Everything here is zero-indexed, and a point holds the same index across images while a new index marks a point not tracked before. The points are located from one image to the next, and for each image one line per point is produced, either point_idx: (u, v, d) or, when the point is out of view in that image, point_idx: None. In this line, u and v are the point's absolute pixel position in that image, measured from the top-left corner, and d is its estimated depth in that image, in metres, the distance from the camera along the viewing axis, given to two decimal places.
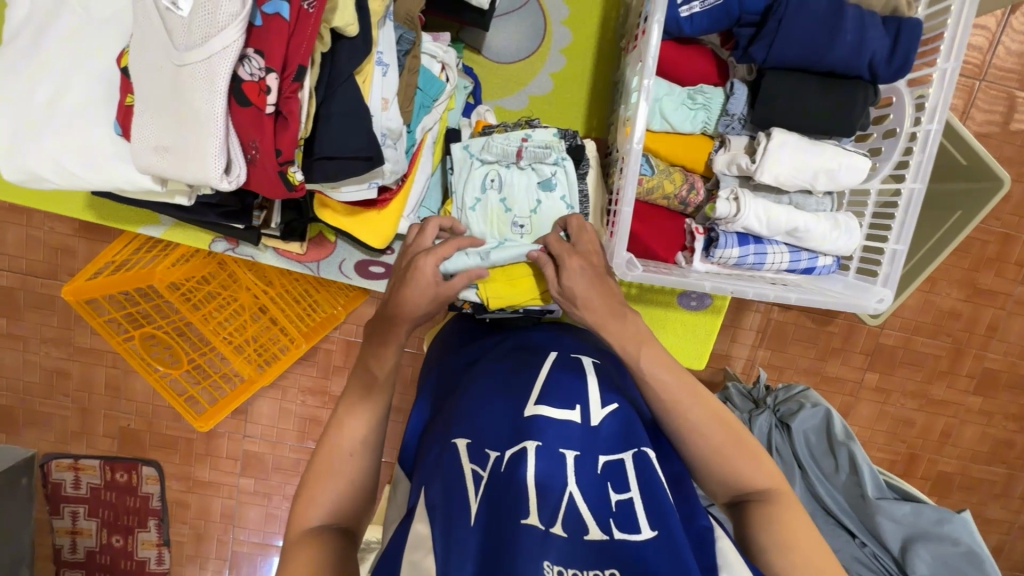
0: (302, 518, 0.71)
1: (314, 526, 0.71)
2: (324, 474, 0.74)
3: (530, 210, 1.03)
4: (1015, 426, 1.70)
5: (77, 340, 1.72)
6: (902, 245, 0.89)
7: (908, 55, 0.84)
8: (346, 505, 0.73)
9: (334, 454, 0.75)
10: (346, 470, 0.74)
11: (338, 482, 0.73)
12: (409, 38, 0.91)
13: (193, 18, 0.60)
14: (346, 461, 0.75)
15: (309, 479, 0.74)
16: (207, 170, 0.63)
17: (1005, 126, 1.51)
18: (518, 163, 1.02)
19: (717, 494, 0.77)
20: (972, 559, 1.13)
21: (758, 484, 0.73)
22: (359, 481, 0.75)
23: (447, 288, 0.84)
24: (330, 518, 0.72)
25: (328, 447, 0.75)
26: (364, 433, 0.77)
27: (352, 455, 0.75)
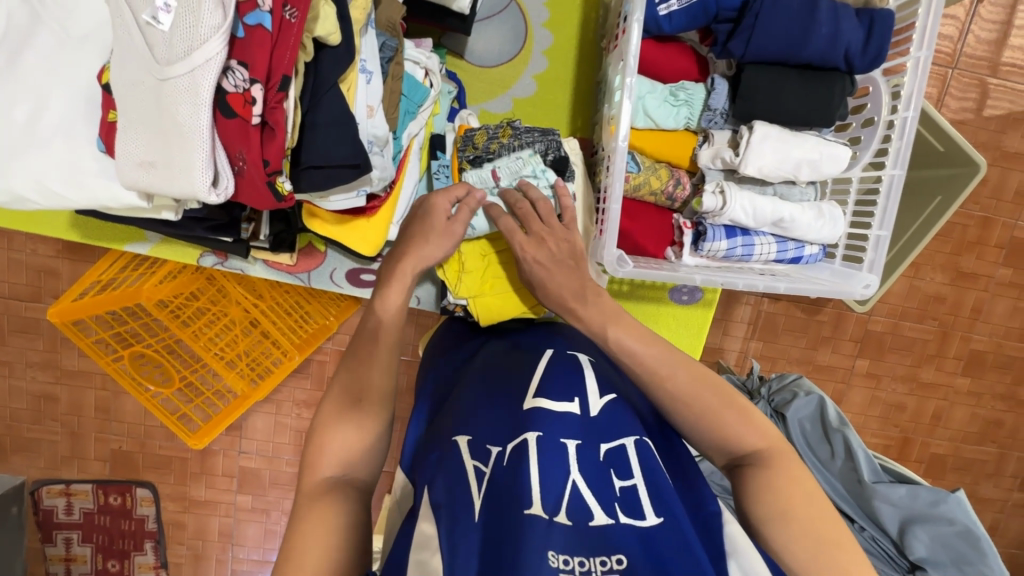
0: (314, 469, 0.72)
1: (326, 476, 0.72)
2: (335, 422, 0.75)
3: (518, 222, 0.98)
4: (1004, 405, 1.73)
5: (65, 363, 1.69)
6: (885, 231, 0.91)
7: (882, 45, 0.87)
8: (358, 455, 0.74)
9: (346, 402, 0.76)
10: (358, 420, 0.75)
11: (350, 432, 0.74)
12: (392, 45, 0.91)
13: (174, 32, 0.61)
14: (358, 410, 0.76)
15: (321, 430, 0.75)
16: (194, 182, 0.63)
17: (979, 112, 1.54)
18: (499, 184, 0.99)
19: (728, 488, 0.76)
20: (968, 537, 1.15)
21: (762, 462, 0.72)
22: (372, 431, 0.76)
23: (456, 221, 0.90)
24: (342, 468, 0.73)
25: (340, 397, 0.77)
26: (376, 382, 0.78)
27: (363, 404, 0.77)
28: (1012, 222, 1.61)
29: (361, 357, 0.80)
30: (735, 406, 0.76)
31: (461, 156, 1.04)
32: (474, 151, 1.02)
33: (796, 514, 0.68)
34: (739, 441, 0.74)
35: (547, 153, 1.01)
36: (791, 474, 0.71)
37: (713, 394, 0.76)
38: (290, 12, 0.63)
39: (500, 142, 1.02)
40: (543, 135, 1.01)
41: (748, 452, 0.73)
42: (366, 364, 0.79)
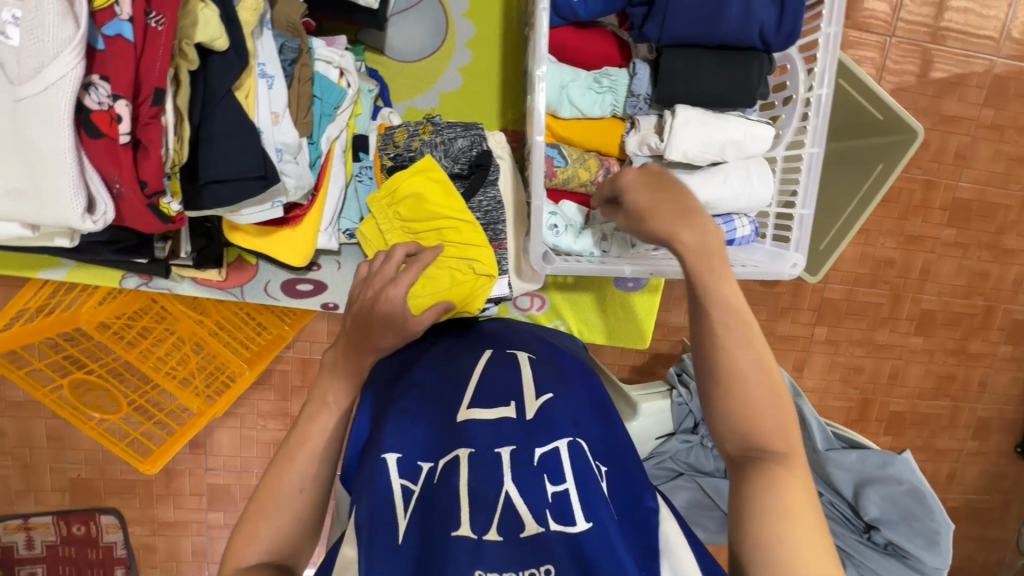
0: (237, 555, 0.68)
1: (251, 563, 0.68)
2: (266, 508, 0.71)
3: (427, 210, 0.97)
4: (956, 360, 1.79)
5: (9, 394, 1.61)
6: (808, 209, 0.91)
7: (796, 22, 0.86)
8: (287, 540, 0.71)
9: (278, 489, 0.72)
10: (293, 506, 0.72)
11: (281, 519, 0.71)
12: (292, 45, 0.86)
13: (23, 46, 0.55)
14: (294, 497, 0.72)
15: (252, 512, 0.71)
16: (67, 211, 0.59)
17: (919, 78, 1.57)
18: None
19: None
20: (916, 495, 1.18)
21: None
22: (306, 515, 0.73)
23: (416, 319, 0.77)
24: (268, 555, 0.70)
25: (272, 483, 0.72)
26: (314, 466, 0.74)
27: (301, 490, 0.72)
28: (954, 183, 1.65)
29: (297, 440, 0.74)
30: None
31: (382, 154, 1.01)
32: (395, 149, 1.00)
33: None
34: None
35: (470, 148, 1.01)
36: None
37: None
38: (154, 20, 0.59)
39: (421, 139, 1.00)
40: (466, 129, 1.01)
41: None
42: (304, 450, 0.74)
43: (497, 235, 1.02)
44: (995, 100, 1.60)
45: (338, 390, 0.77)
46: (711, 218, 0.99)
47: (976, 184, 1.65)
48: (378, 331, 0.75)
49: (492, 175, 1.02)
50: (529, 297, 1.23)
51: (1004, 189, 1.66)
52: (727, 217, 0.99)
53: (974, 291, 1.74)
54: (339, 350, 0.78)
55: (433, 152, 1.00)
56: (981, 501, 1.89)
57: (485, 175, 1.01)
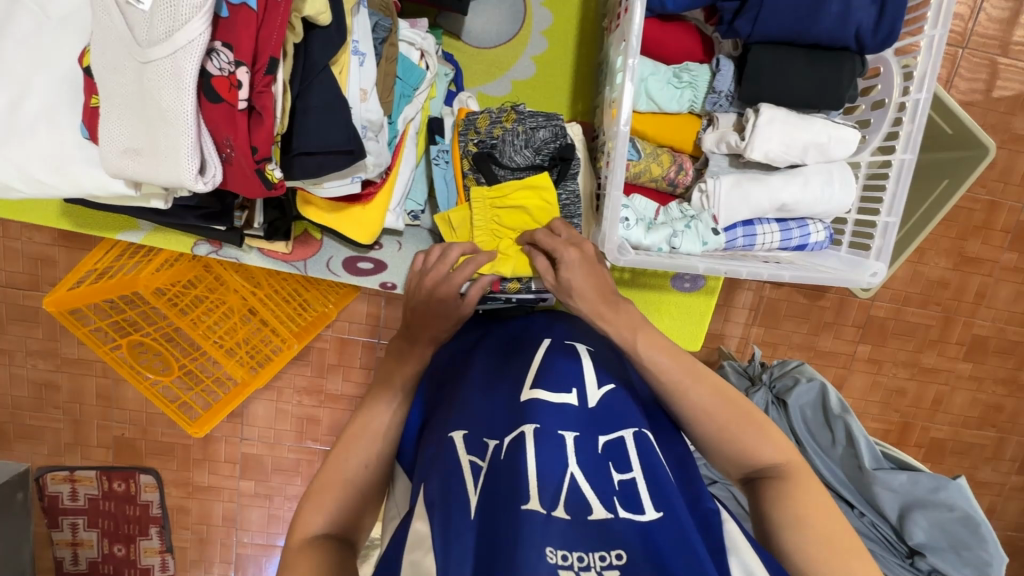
0: (303, 524, 0.70)
1: (313, 531, 0.70)
2: (331, 481, 0.74)
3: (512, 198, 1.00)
4: (1005, 390, 1.72)
5: (64, 351, 1.69)
6: (894, 218, 0.88)
7: (894, 24, 0.83)
8: (349, 512, 0.73)
9: (343, 464, 0.75)
10: (355, 480, 0.74)
11: (344, 490, 0.73)
12: (385, 25, 0.89)
13: (154, 11, 0.58)
14: (357, 470, 0.75)
15: (317, 484, 0.74)
16: (181, 171, 0.61)
17: (988, 93, 1.50)
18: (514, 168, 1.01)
19: (730, 471, 0.77)
20: (969, 524, 1.14)
21: (771, 465, 0.73)
22: (366, 492, 0.75)
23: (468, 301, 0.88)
24: (330, 526, 0.71)
25: (338, 458, 0.76)
26: (379, 442, 0.78)
27: (364, 465, 0.76)
28: (1019, 205, 1.58)
29: (361, 423, 0.79)
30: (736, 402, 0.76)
31: (462, 140, 1.01)
32: (479, 135, 1.00)
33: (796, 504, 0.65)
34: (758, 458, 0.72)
35: (552, 139, 1.01)
36: (800, 480, 0.71)
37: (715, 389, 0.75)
38: None
39: (503, 126, 1.00)
40: (548, 119, 1.01)
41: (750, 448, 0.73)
42: (365, 432, 0.78)
43: (573, 229, 1.02)
44: None
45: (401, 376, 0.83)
46: (785, 220, 0.98)
47: None
48: (432, 320, 0.86)
49: (573, 169, 1.03)
50: None
51: None
52: (801, 220, 0.98)
53: None
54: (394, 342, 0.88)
55: (514, 141, 1.00)
56: (1020, 539, 1.81)
57: (567, 168, 1.01)
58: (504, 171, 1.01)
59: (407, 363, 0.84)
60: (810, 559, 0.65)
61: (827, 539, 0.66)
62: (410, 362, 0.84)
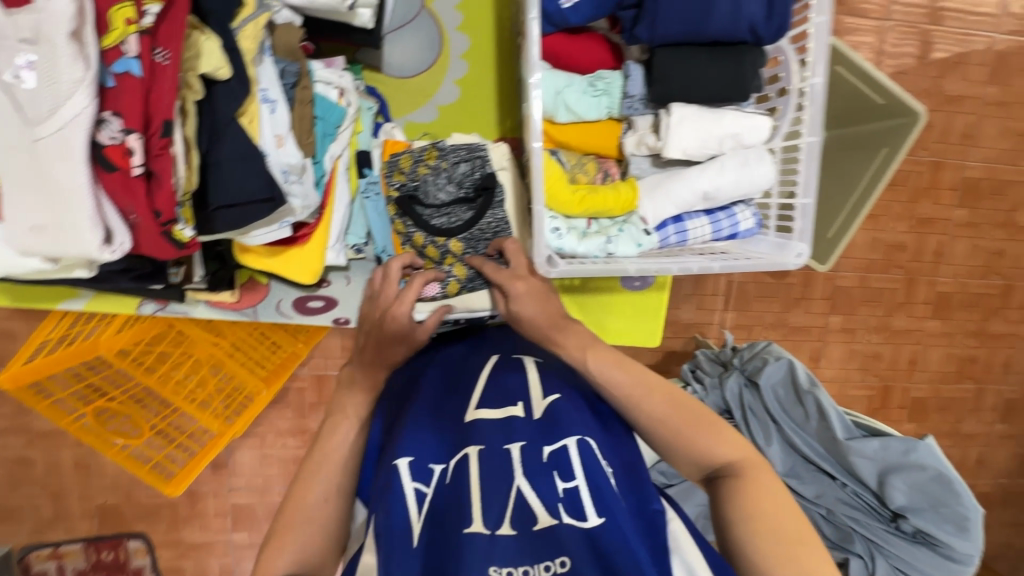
0: (269, 564, 0.68)
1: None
2: (295, 519, 0.70)
3: (443, 235, 1.00)
4: (976, 342, 1.76)
5: (36, 425, 1.65)
6: (810, 199, 0.91)
7: (785, 14, 0.86)
8: (317, 551, 0.70)
9: (306, 499, 0.71)
10: (319, 516, 0.71)
11: (310, 529, 0.70)
12: (293, 70, 0.91)
13: (38, 91, 0.62)
14: (321, 506, 0.72)
15: (282, 523, 0.71)
16: (86, 244, 0.66)
17: (921, 60, 1.55)
18: (440, 204, 1.01)
19: (691, 471, 0.73)
20: (942, 482, 1.09)
21: (732, 465, 0.69)
22: (333, 526, 0.72)
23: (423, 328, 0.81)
24: (297, 567, 0.68)
25: (301, 491, 0.72)
26: (339, 476, 0.74)
27: (326, 500, 0.72)
28: (961, 162, 1.63)
29: (323, 449, 0.75)
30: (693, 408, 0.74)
31: (388, 183, 1.02)
32: (402, 177, 1.01)
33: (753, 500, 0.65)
34: (722, 460, 0.69)
35: (472, 172, 1.02)
36: (763, 475, 0.68)
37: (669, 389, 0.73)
38: (161, 55, 0.66)
39: (427, 165, 1.02)
40: (469, 153, 1.02)
41: (715, 452, 0.71)
42: (328, 461, 0.74)
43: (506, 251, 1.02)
44: (998, 76, 1.58)
45: (358, 402, 0.78)
46: (713, 210, 1.01)
47: (986, 162, 1.63)
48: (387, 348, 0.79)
49: (499, 196, 1.02)
50: None
51: (1014, 165, 1.64)
52: (727, 210, 1.01)
53: (991, 271, 1.71)
54: (349, 368, 0.82)
55: (437, 179, 1.02)
56: (1011, 484, 1.85)
57: (492, 196, 1.01)
58: (428, 210, 1.01)
59: (362, 392, 0.80)
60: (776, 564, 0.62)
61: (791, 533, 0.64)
62: (364, 388, 0.80)
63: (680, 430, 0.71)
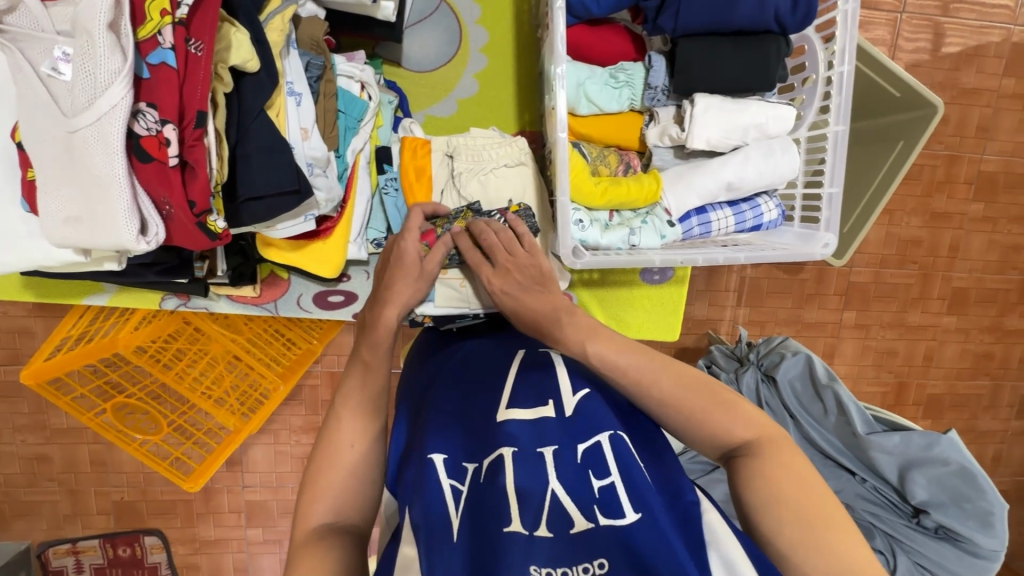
0: (306, 516, 0.70)
1: (317, 517, 0.70)
2: (325, 466, 0.72)
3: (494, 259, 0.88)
4: (993, 337, 1.74)
5: (53, 422, 1.66)
6: (836, 188, 0.91)
7: (811, 4, 0.86)
8: (351, 500, 0.72)
9: (334, 449, 0.73)
10: (351, 463, 0.73)
11: (341, 476, 0.72)
12: (318, 63, 0.90)
13: (76, 83, 0.63)
14: (348, 452, 0.73)
15: (315, 469, 0.73)
16: (121, 233, 0.67)
17: (936, 52, 1.54)
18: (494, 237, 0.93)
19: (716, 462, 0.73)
20: (964, 476, 1.07)
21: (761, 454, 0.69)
22: (365, 470, 0.74)
23: (430, 261, 0.83)
24: (333, 510, 0.71)
25: (328, 442, 0.74)
26: (366, 422, 0.75)
27: (352, 446, 0.74)
28: (978, 156, 1.61)
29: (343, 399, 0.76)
30: (720, 397, 0.72)
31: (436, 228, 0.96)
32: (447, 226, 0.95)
33: (787, 491, 0.65)
34: (749, 450, 0.69)
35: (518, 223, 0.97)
36: (791, 466, 0.68)
37: (698, 381, 0.72)
38: (194, 46, 0.66)
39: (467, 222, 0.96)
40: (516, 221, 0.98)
41: (743, 444, 0.70)
42: (349, 408, 0.75)
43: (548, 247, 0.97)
44: (1015, 68, 1.57)
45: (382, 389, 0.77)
46: (737, 202, 1.00)
47: (1002, 156, 1.61)
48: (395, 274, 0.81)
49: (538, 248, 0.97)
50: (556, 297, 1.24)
51: None
52: (751, 201, 1.00)
53: (1008, 265, 1.69)
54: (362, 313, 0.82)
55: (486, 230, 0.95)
56: None
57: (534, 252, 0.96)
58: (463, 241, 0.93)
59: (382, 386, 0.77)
60: (806, 555, 0.62)
61: (823, 525, 0.63)
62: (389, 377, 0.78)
63: (706, 422, 0.70)
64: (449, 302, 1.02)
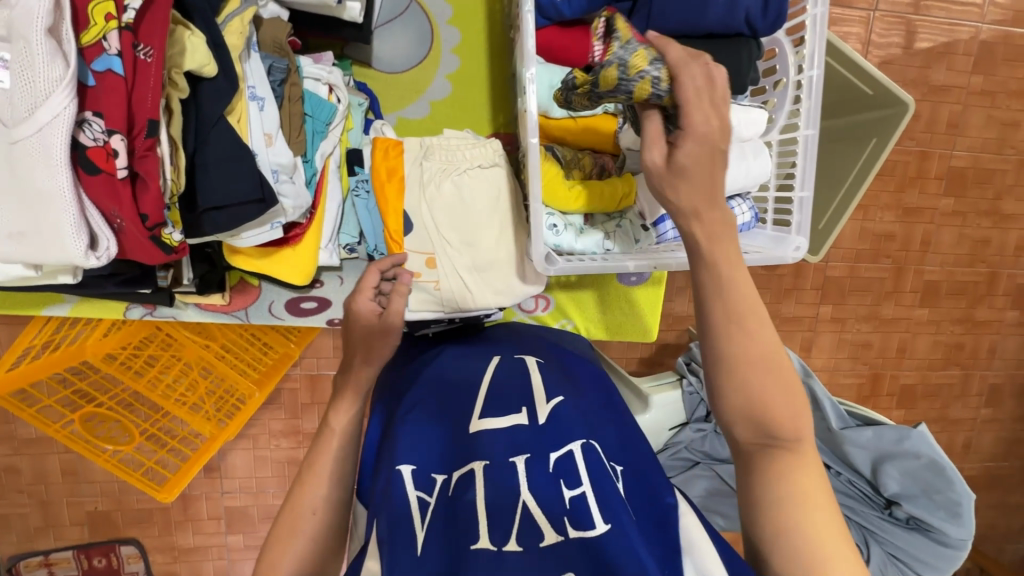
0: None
1: (285, 573, 0.66)
2: (285, 530, 0.67)
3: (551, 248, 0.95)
4: (964, 328, 1.78)
5: (20, 432, 1.60)
6: (807, 192, 0.91)
7: (780, 9, 0.86)
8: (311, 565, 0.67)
9: (296, 511, 0.68)
10: (320, 513, 0.68)
11: (303, 541, 0.67)
12: (280, 66, 0.87)
13: (14, 90, 0.60)
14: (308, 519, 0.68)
15: (284, 518, 0.69)
16: (70, 249, 0.65)
17: (907, 49, 1.56)
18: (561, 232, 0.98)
19: None
20: (935, 469, 1.09)
21: None
22: (335, 518, 0.70)
23: (391, 314, 0.77)
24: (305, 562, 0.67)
25: (290, 505, 0.69)
26: (337, 469, 0.71)
27: (313, 513, 0.68)
28: (948, 152, 1.64)
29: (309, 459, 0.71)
30: None
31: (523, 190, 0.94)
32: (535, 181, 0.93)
33: None
34: None
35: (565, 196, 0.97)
36: None
37: None
38: (142, 52, 0.64)
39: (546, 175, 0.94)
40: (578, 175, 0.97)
41: None
42: (317, 468, 0.70)
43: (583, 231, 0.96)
44: (983, 66, 1.60)
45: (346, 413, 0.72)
46: None
47: (971, 151, 1.65)
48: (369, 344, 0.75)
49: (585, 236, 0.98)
50: (533, 297, 1.23)
51: (998, 154, 1.66)
52: (724, 204, 1.00)
53: (977, 258, 1.73)
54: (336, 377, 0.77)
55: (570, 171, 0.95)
56: (997, 468, 1.88)
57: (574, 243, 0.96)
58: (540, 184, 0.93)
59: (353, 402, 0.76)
60: None
61: None
62: (356, 391, 0.74)
63: None
64: (424, 306, 1.00)
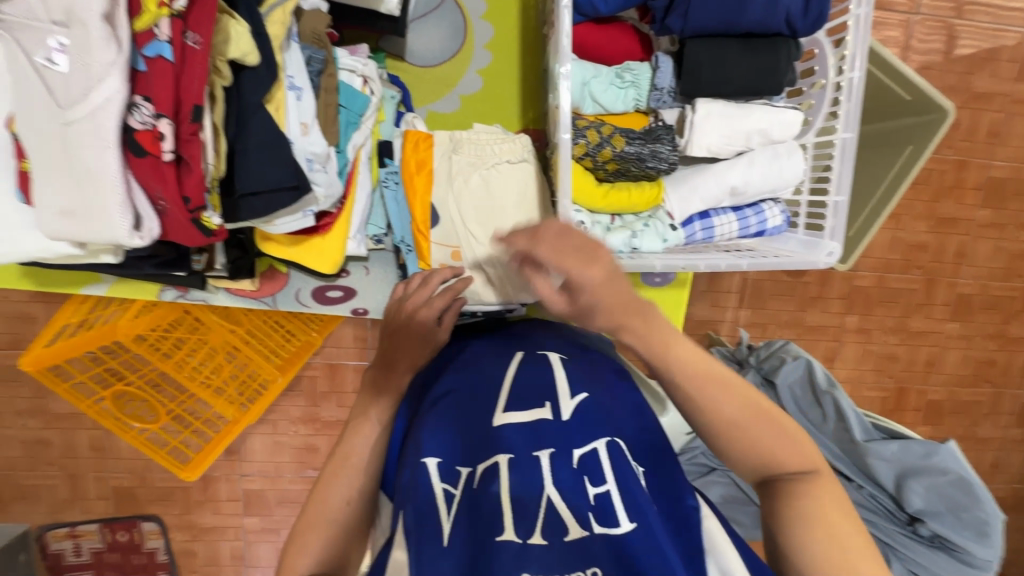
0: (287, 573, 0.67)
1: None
2: (313, 521, 0.70)
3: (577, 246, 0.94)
4: (997, 345, 1.72)
5: (52, 407, 1.66)
6: (843, 196, 0.90)
7: (823, 8, 0.84)
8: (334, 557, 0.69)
9: (324, 504, 0.71)
10: (337, 522, 0.71)
11: (329, 531, 0.70)
12: (319, 57, 0.90)
13: (71, 75, 0.63)
14: (340, 510, 0.72)
15: (301, 526, 0.70)
16: (117, 228, 0.67)
17: (948, 55, 1.51)
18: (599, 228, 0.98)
19: None
20: (962, 486, 1.06)
21: None
22: (351, 529, 0.72)
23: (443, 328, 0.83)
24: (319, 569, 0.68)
25: (322, 495, 0.72)
26: (360, 479, 0.73)
27: (346, 504, 0.72)
28: (987, 161, 1.59)
29: (342, 454, 0.75)
30: None
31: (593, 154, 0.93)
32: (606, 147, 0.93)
33: None
34: None
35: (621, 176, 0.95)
36: None
37: None
38: (191, 39, 0.66)
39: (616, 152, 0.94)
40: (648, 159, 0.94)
41: None
42: (348, 465, 0.74)
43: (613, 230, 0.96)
44: None
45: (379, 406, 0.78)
46: (741, 208, 1.00)
47: (1012, 162, 1.59)
48: (410, 347, 0.80)
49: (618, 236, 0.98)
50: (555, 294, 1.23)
51: None
52: (756, 206, 0.99)
53: (1014, 273, 1.67)
54: (368, 374, 0.81)
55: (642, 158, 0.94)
56: None
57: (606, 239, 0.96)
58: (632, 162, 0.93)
59: (383, 392, 0.79)
60: None
61: None
62: (388, 394, 0.78)
63: None
64: None
